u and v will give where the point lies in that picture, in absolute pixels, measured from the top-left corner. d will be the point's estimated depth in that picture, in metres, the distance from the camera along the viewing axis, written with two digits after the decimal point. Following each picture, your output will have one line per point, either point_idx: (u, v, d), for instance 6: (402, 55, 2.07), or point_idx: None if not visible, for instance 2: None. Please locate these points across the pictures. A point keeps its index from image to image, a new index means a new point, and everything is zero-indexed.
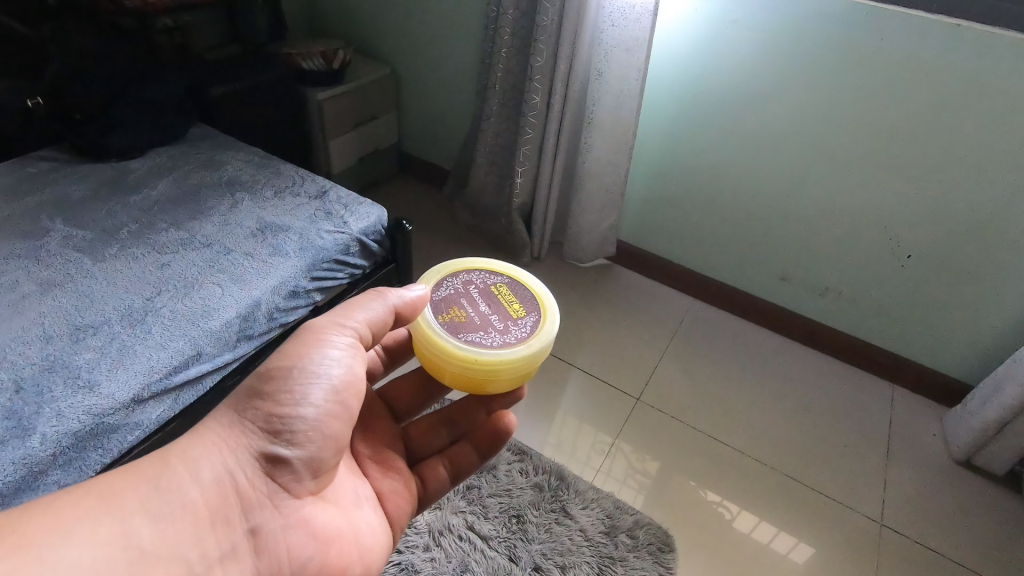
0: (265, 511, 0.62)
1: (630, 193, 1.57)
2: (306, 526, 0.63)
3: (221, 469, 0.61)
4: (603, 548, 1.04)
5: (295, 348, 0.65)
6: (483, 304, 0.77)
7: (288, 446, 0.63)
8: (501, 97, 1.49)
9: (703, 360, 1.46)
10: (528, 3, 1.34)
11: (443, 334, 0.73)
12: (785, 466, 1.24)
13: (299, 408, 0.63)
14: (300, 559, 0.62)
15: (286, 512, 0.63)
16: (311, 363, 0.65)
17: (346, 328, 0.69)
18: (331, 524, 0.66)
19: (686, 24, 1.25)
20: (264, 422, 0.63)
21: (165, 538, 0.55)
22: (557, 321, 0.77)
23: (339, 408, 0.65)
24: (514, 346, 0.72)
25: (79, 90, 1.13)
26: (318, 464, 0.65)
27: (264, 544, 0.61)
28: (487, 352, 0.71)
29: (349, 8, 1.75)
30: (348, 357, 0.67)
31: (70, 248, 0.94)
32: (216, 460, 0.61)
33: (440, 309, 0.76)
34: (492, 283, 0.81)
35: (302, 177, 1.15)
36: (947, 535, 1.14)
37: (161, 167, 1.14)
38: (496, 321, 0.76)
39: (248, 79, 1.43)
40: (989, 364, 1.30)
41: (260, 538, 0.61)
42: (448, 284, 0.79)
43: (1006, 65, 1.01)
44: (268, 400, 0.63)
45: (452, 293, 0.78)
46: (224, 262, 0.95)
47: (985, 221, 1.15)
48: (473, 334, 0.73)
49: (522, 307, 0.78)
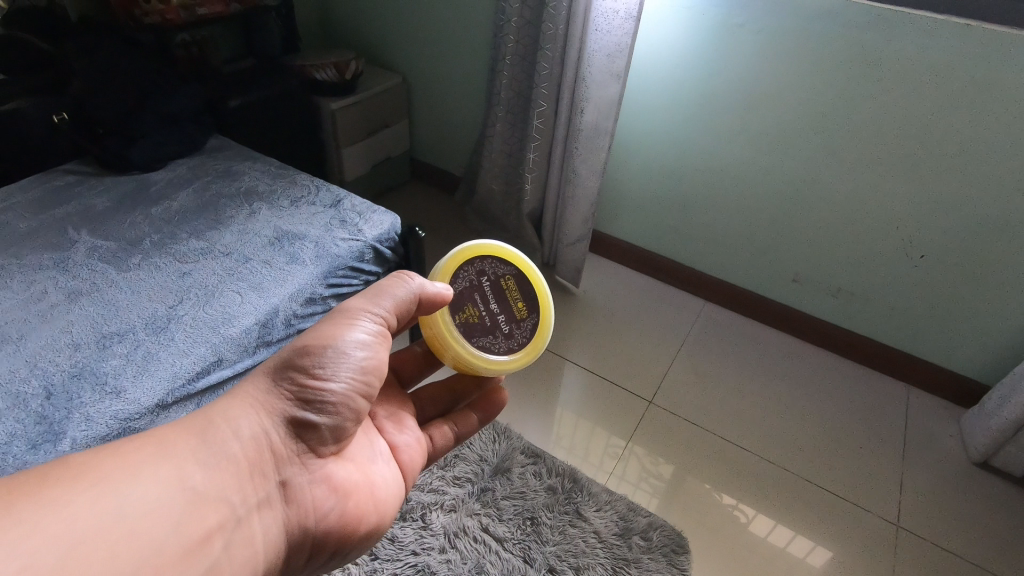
0: (294, 466, 0.65)
1: (640, 197, 1.58)
2: (328, 481, 0.67)
3: (258, 427, 0.64)
4: (617, 550, 1.04)
5: (329, 328, 0.68)
6: (493, 304, 0.79)
7: (319, 413, 0.66)
8: (508, 104, 1.51)
9: (715, 362, 1.46)
10: (532, 11, 1.36)
11: (456, 336, 0.76)
12: (799, 468, 1.24)
13: (331, 383, 0.66)
14: (322, 509, 0.65)
15: (312, 469, 0.66)
16: (344, 343, 0.67)
17: (375, 313, 0.71)
18: (350, 478, 0.69)
19: (690, 29, 1.26)
20: (296, 390, 0.66)
21: (215, 483, 0.58)
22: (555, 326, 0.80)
23: (364, 386, 0.69)
24: (517, 355, 0.78)
25: (102, 104, 1.16)
26: (342, 432, 0.68)
27: (293, 495, 0.64)
28: (494, 362, 0.76)
29: (359, 19, 1.78)
30: (374, 341, 0.70)
31: (95, 259, 0.97)
32: (252, 419, 0.64)
33: (455, 306, 0.78)
34: (502, 275, 0.81)
35: (317, 187, 1.18)
36: (966, 538, 1.13)
37: (181, 178, 1.17)
38: (503, 321, 0.79)
39: (265, 90, 1.45)
40: (1005, 363, 1.29)
41: (290, 489, 0.64)
42: (463, 277, 0.80)
43: (1016, 64, 1.01)
44: (302, 372, 0.66)
45: (467, 289, 0.79)
46: (243, 270, 0.98)
47: (999, 220, 1.15)
48: (484, 339, 0.77)
49: (527, 307, 0.80)
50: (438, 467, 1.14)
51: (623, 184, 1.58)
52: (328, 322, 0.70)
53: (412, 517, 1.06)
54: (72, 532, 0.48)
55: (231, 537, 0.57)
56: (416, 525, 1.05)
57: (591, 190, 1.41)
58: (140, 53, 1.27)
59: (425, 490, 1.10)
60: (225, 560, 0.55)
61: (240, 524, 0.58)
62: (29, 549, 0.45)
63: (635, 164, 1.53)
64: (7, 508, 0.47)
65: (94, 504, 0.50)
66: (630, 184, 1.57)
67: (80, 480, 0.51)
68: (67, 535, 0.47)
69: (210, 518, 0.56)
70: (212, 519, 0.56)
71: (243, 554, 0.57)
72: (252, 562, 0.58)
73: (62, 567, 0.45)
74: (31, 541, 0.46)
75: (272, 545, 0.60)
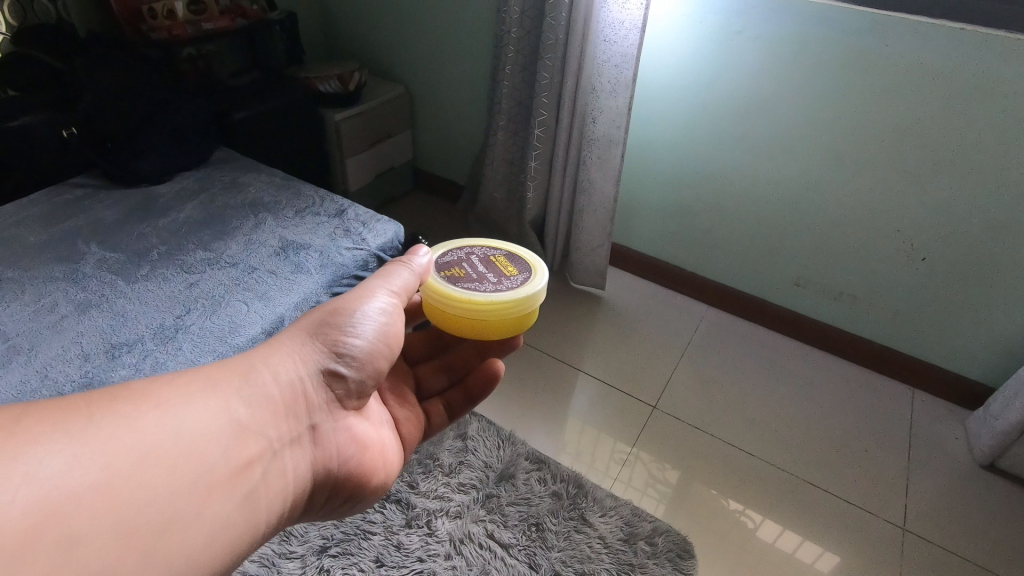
0: (323, 413, 0.66)
1: (641, 203, 1.58)
2: (350, 430, 0.68)
3: (295, 372, 0.64)
4: (623, 555, 1.04)
5: (354, 294, 0.72)
6: (481, 266, 0.83)
7: (348, 366, 0.67)
8: (509, 113, 1.52)
9: (719, 367, 1.46)
10: (531, 22, 1.38)
11: (442, 281, 0.79)
12: (804, 472, 1.24)
13: (358, 340, 0.68)
14: (345, 455, 0.67)
15: (337, 418, 0.67)
16: (369, 306, 0.71)
17: (392, 288, 0.74)
18: (368, 433, 0.71)
19: (691, 37, 1.28)
20: (328, 343, 0.67)
21: (256, 417, 0.59)
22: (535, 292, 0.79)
23: (385, 348, 0.71)
24: (503, 292, 0.78)
25: (110, 118, 1.19)
26: (364, 389, 0.70)
27: (321, 439, 0.65)
28: (479, 294, 0.76)
29: (361, 31, 1.81)
30: (394, 306, 0.73)
31: (104, 270, 0.99)
32: (289, 364, 0.64)
33: (444, 268, 0.82)
34: (492, 253, 0.87)
35: (321, 198, 1.19)
36: (974, 541, 1.13)
37: (189, 190, 1.19)
38: (491, 277, 0.82)
39: (271, 103, 1.47)
40: (1010, 364, 1.29)
41: (319, 434, 0.65)
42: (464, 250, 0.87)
43: (1013, 65, 1.01)
44: (333, 329, 0.68)
45: (460, 254, 0.86)
46: (249, 280, 0.99)
47: (999, 221, 1.15)
48: (469, 283, 0.79)
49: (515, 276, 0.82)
50: (443, 473, 1.15)
51: (624, 190, 1.59)
52: (349, 290, 0.73)
53: (418, 523, 1.07)
54: (139, 443, 0.50)
55: (269, 469, 0.58)
56: (421, 532, 1.06)
57: (594, 197, 1.42)
58: (146, 66, 1.30)
59: (430, 497, 1.11)
60: (262, 490, 0.57)
61: (276, 456, 0.59)
62: (104, 454, 0.48)
63: (636, 170, 1.54)
64: (85, 414, 0.50)
65: (157, 421, 0.52)
66: (632, 190, 1.58)
67: (146, 398, 0.53)
68: (136, 445, 0.49)
69: (252, 448, 0.57)
70: (255, 449, 0.57)
71: (276, 485, 0.58)
72: (283, 496, 0.59)
73: (132, 476, 0.48)
74: (106, 445, 0.48)
75: (300, 484, 0.62)
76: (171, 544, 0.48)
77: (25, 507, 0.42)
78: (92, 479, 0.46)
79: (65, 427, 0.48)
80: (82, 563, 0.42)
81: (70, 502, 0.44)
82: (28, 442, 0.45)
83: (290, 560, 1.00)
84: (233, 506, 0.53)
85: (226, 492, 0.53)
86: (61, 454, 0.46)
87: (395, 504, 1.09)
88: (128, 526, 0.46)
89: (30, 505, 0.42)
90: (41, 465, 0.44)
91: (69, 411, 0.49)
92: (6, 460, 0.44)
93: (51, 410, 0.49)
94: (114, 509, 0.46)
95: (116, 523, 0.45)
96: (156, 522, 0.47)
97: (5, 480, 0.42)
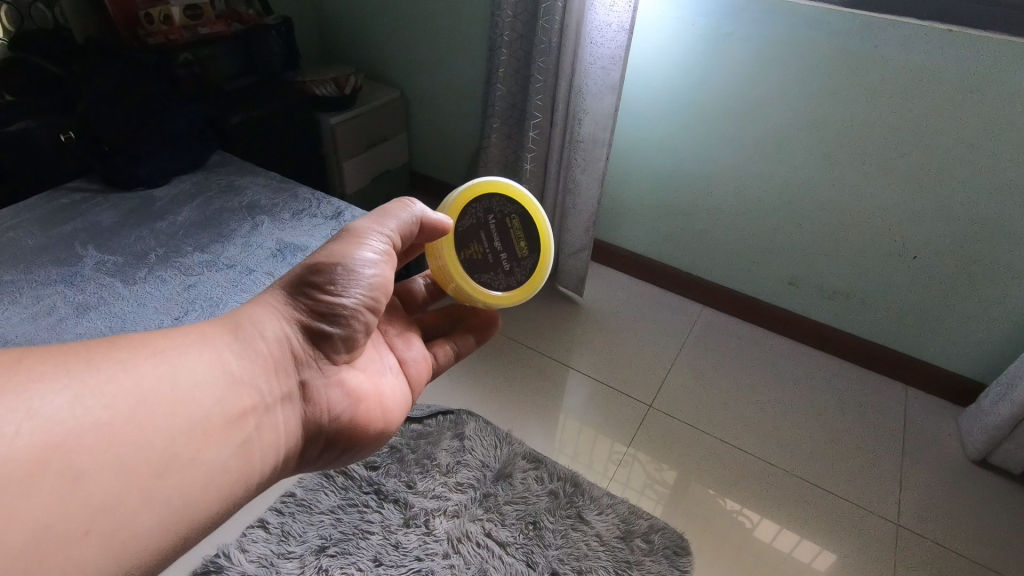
0: (312, 370, 0.66)
1: (636, 204, 1.60)
2: (342, 386, 0.69)
3: (281, 331, 0.64)
4: (619, 552, 1.05)
5: (340, 246, 0.69)
6: (497, 241, 0.83)
7: (332, 323, 0.66)
8: (503, 116, 1.53)
9: (714, 366, 1.48)
10: (524, 26, 1.39)
11: (461, 268, 0.81)
12: (799, 470, 1.25)
13: (342, 297, 0.66)
14: (336, 411, 0.67)
15: (328, 373, 0.68)
16: (354, 260, 0.68)
17: (382, 235, 0.72)
18: (363, 385, 0.71)
19: (683, 41, 1.29)
20: (311, 302, 0.66)
21: (248, 370, 0.60)
22: (523, 298, 0.84)
23: (373, 301, 0.69)
24: (514, 292, 0.83)
25: (106, 122, 1.18)
26: (354, 342, 0.69)
27: (312, 395, 0.66)
28: (492, 297, 0.82)
29: (356, 34, 1.82)
30: (382, 259, 0.71)
31: (102, 273, 1.00)
32: (276, 322, 0.65)
33: (463, 241, 0.81)
34: (508, 214, 0.84)
35: (319, 200, 1.20)
36: (968, 535, 1.14)
37: (185, 194, 1.20)
38: (506, 260, 0.83)
39: (267, 107, 1.48)
40: (1001, 360, 1.30)
41: (309, 391, 0.65)
42: (496, 207, 0.83)
43: (997, 65, 1.03)
44: (317, 287, 0.67)
45: (488, 215, 0.83)
46: (247, 281, 1.00)
47: (987, 219, 1.17)
48: (486, 274, 0.82)
49: (523, 259, 0.84)
50: (441, 473, 1.16)
51: (618, 192, 1.60)
52: (336, 242, 0.70)
53: (415, 523, 1.07)
54: (138, 388, 0.51)
55: (262, 420, 0.59)
56: (419, 531, 1.06)
57: (591, 198, 1.44)
58: (142, 70, 1.30)
59: (428, 496, 1.11)
60: (256, 439, 0.58)
61: (268, 410, 0.61)
62: (105, 395, 0.49)
63: (630, 172, 1.55)
64: (86, 356, 0.50)
65: (155, 368, 0.53)
66: (626, 192, 1.59)
67: (143, 346, 0.54)
68: (135, 389, 0.51)
69: (245, 399, 0.58)
70: (248, 401, 0.58)
71: (270, 437, 0.60)
72: (276, 447, 0.61)
73: (132, 417, 0.49)
74: (107, 386, 0.49)
75: (292, 436, 0.63)
76: (170, 482, 0.50)
77: (31, 440, 0.44)
78: (95, 418, 0.47)
79: (66, 366, 0.49)
80: (85, 496, 0.45)
81: (73, 438, 0.46)
82: (33, 378, 0.46)
83: (289, 560, 1.00)
84: (230, 451, 0.55)
85: (223, 438, 0.55)
86: (64, 392, 0.47)
87: (392, 504, 1.10)
88: (129, 465, 0.48)
89: (35, 437, 0.44)
90: (44, 400, 0.46)
91: (70, 353, 0.50)
92: (10, 395, 0.45)
93: (54, 351, 0.49)
94: (115, 447, 0.47)
95: (118, 460, 0.47)
96: (156, 462, 0.49)
97: (11, 413, 0.44)
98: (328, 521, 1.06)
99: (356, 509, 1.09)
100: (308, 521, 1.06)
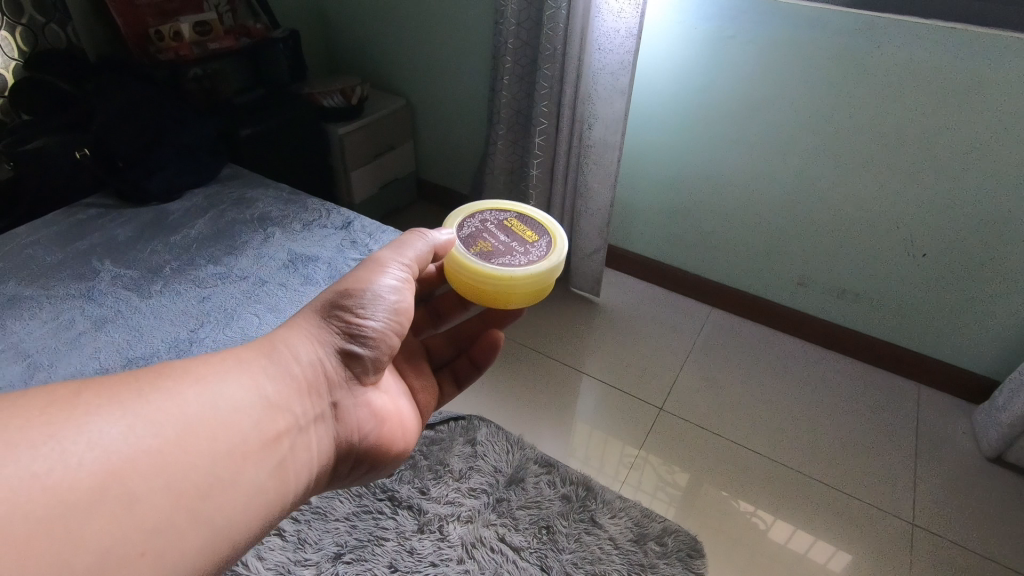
0: (344, 390, 0.68)
1: (643, 207, 1.60)
2: (370, 406, 0.70)
3: (315, 354, 0.66)
4: (633, 556, 1.06)
5: (365, 274, 0.72)
6: (502, 235, 0.85)
7: (362, 345, 0.68)
8: (508, 123, 1.54)
9: (724, 367, 1.48)
10: (529, 33, 1.40)
11: (477, 258, 0.80)
12: (811, 470, 1.25)
13: (369, 320, 0.69)
14: (365, 430, 0.69)
15: (358, 394, 0.69)
16: (378, 286, 0.71)
17: (403, 261, 0.75)
18: (387, 406, 0.73)
19: (687, 44, 1.30)
20: (342, 325, 0.68)
21: (282, 394, 0.61)
22: (550, 267, 0.81)
23: (398, 324, 0.72)
24: (539, 263, 0.81)
25: (123, 140, 1.21)
26: (381, 364, 0.72)
27: (343, 415, 0.67)
28: (521, 269, 0.79)
29: (362, 45, 1.84)
30: (403, 284, 0.74)
31: (119, 287, 1.02)
32: (309, 346, 0.66)
33: (470, 243, 0.83)
34: (504, 219, 0.89)
35: (328, 210, 1.21)
36: (985, 535, 1.13)
37: (199, 207, 1.22)
38: (518, 247, 0.84)
39: (275, 118, 1.50)
40: (1014, 357, 1.30)
41: (341, 410, 0.67)
42: (490, 215, 0.89)
43: (1004, 63, 1.03)
44: (347, 311, 0.69)
45: (483, 222, 0.87)
46: (260, 292, 1.01)
47: (997, 216, 1.16)
48: (504, 258, 0.81)
49: (534, 242, 0.86)
50: (454, 479, 1.16)
51: (624, 195, 1.61)
52: (359, 270, 0.73)
53: (430, 529, 1.08)
54: (184, 415, 0.53)
55: (296, 441, 0.61)
56: (434, 537, 1.07)
57: (601, 202, 1.45)
58: (156, 87, 1.32)
59: (442, 502, 1.12)
60: (291, 460, 0.59)
61: (302, 431, 0.62)
62: (154, 424, 0.51)
63: (635, 176, 1.56)
64: (136, 388, 0.53)
65: (198, 395, 0.55)
66: (633, 196, 1.60)
67: (186, 375, 0.56)
68: (181, 416, 0.53)
69: (280, 422, 0.60)
70: (283, 423, 0.60)
71: (304, 457, 0.61)
72: (310, 467, 0.62)
73: (179, 443, 0.51)
74: (157, 415, 0.51)
75: (324, 456, 0.64)
76: (214, 504, 0.52)
77: (91, 468, 0.46)
78: (147, 445, 0.50)
79: (119, 398, 0.51)
80: (139, 518, 0.47)
81: (128, 464, 0.48)
82: (91, 411, 0.49)
83: (306, 567, 1.01)
84: (266, 472, 0.57)
85: (260, 460, 0.57)
86: (119, 423, 0.49)
87: (407, 510, 1.11)
88: (178, 487, 0.50)
89: (96, 466, 0.46)
90: (101, 430, 0.48)
91: (122, 386, 0.53)
92: (72, 427, 0.48)
93: (106, 384, 0.52)
94: (165, 472, 0.49)
95: (167, 483, 0.49)
96: (201, 484, 0.51)
97: (73, 445, 0.47)
98: (343, 528, 1.07)
99: (371, 516, 1.10)
100: (324, 527, 1.07)
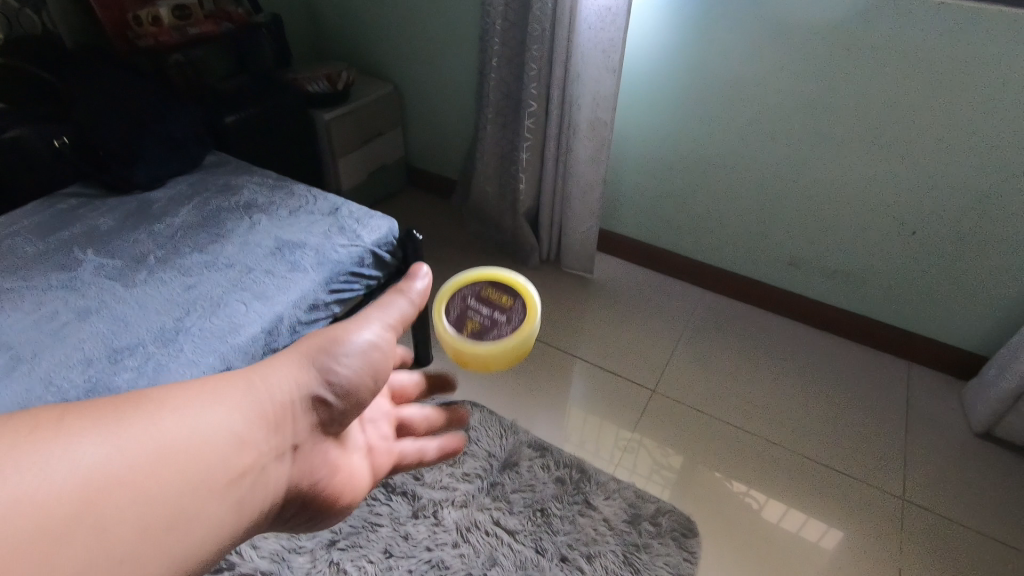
0: (308, 433, 0.69)
1: (634, 190, 1.59)
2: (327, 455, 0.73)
3: (288, 389, 0.67)
4: (627, 536, 1.07)
5: (345, 325, 0.78)
6: (484, 308, 0.94)
7: (333, 394, 0.72)
8: (497, 106, 1.52)
9: (716, 350, 1.48)
10: (517, 14, 1.38)
11: (469, 340, 0.90)
12: (803, 448, 1.26)
13: (341, 368, 0.73)
14: (318, 477, 0.71)
15: (318, 442, 0.72)
16: (354, 339, 0.77)
17: (386, 317, 0.85)
18: (339, 457, 0.76)
19: (676, 23, 1.28)
20: (319, 368, 0.72)
21: (252, 427, 0.60)
22: (533, 330, 0.91)
23: (371, 375, 0.77)
24: (520, 332, 0.90)
25: (104, 130, 1.19)
26: (347, 416, 0.76)
27: (302, 459, 0.68)
28: (506, 343, 0.89)
29: (347, 29, 1.81)
30: (382, 339, 0.81)
31: (102, 277, 1.00)
32: (283, 383, 0.67)
33: (459, 326, 0.92)
34: (481, 288, 0.96)
35: (315, 196, 1.20)
36: (973, 510, 1.15)
37: (182, 195, 1.20)
38: (499, 316, 0.93)
39: (259, 105, 1.47)
40: (1003, 333, 1.30)
41: (300, 453, 0.67)
42: (470, 285, 0.96)
43: (994, 39, 1.02)
44: (326, 356, 0.73)
45: (465, 296, 0.95)
46: (247, 279, 1.00)
47: (985, 194, 1.17)
48: (492, 335, 0.91)
49: (510, 299, 0.94)
50: (448, 464, 1.16)
51: (615, 178, 1.60)
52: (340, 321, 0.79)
53: (424, 514, 1.08)
54: (160, 440, 0.51)
55: (256, 478, 0.59)
56: (428, 521, 1.07)
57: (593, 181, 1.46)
58: (138, 74, 1.31)
59: (436, 487, 1.12)
60: (249, 499, 0.57)
61: (263, 468, 0.60)
62: (129, 446, 0.49)
63: (626, 159, 1.54)
64: (117, 409, 0.52)
65: (177, 420, 0.54)
66: (624, 179, 1.59)
67: (168, 398, 0.55)
68: (156, 441, 0.51)
69: (248, 457, 0.58)
70: (250, 459, 0.58)
71: (259, 496, 0.59)
72: (260, 505, 0.59)
73: (151, 470, 0.49)
74: (133, 437, 0.50)
75: (277, 493, 0.62)
76: (174, 540, 0.49)
77: (60, 488, 0.44)
78: (117, 469, 0.48)
79: (99, 419, 0.50)
80: (100, 547, 0.44)
81: (99, 488, 0.46)
82: (70, 429, 0.48)
83: (300, 555, 1.01)
84: (227, 510, 0.54)
85: (225, 496, 0.54)
86: (96, 442, 0.48)
87: (401, 496, 1.11)
88: (143, 517, 0.47)
89: (64, 486, 0.44)
90: (76, 449, 0.47)
91: (104, 408, 0.51)
92: (48, 441, 0.46)
93: (88, 409, 0.51)
94: (133, 500, 0.47)
95: (133, 512, 0.47)
96: (165, 516, 0.49)
97: (47, 461, 0.45)
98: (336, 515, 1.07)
99: (364, 502, 1.09)
100: None
